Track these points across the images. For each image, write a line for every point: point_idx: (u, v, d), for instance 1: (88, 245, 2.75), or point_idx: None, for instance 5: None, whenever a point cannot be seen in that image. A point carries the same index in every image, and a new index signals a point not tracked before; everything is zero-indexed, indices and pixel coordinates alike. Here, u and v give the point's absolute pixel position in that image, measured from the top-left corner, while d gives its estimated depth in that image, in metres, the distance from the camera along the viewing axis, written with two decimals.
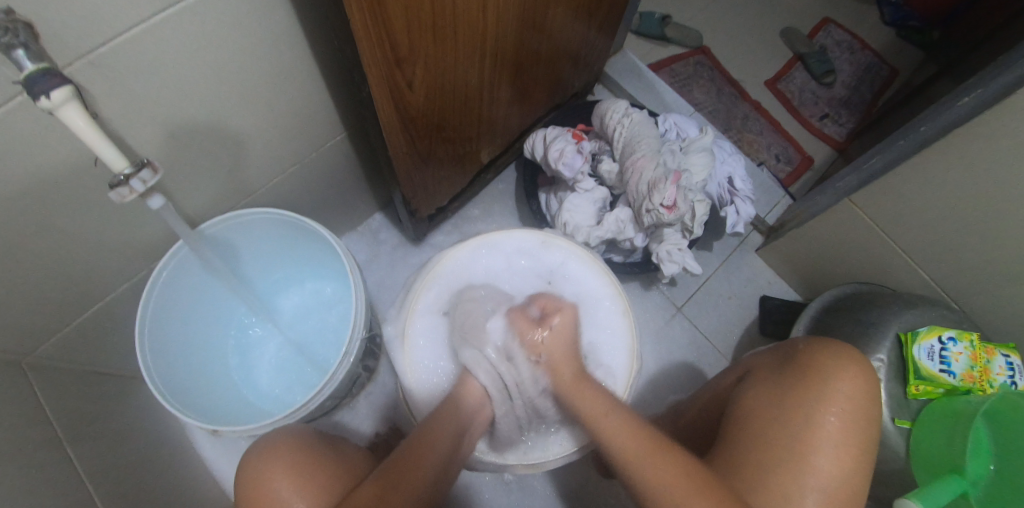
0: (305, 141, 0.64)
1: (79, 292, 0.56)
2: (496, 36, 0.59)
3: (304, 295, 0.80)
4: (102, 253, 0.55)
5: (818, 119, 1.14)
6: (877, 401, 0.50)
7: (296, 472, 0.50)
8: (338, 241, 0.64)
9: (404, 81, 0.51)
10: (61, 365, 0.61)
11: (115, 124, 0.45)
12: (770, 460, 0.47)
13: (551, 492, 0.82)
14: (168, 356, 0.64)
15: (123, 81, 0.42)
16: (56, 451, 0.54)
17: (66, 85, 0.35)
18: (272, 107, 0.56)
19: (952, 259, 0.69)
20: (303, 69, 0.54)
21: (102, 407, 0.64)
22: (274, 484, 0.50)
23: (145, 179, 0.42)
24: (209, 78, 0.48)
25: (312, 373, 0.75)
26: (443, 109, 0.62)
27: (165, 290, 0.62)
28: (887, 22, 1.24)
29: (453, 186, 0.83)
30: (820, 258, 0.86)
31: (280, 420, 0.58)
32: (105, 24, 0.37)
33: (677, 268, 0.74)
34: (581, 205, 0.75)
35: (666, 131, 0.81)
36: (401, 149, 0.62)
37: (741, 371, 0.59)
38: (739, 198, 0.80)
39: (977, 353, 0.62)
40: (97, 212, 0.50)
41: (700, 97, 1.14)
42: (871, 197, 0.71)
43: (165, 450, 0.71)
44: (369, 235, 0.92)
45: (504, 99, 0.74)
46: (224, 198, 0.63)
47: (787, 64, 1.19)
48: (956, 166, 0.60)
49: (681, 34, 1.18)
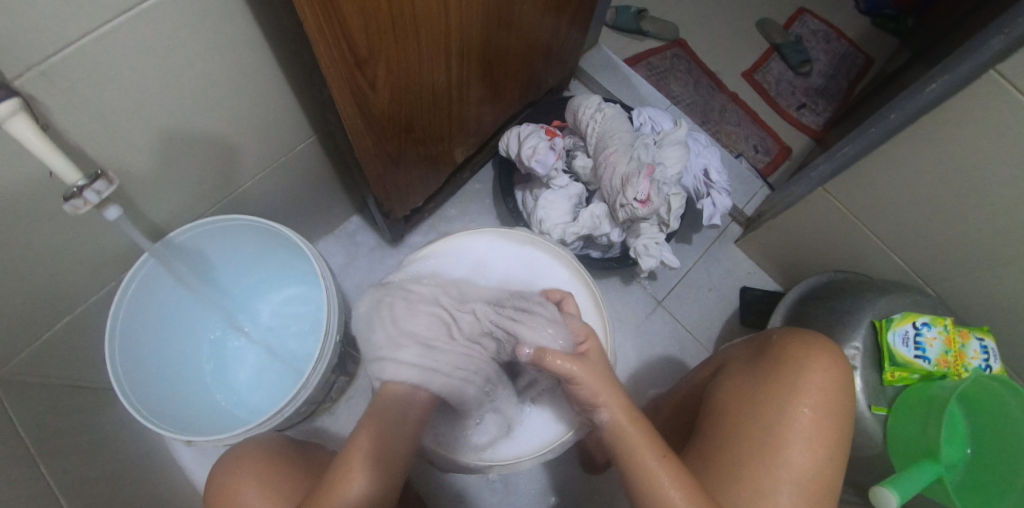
0: (273, 145, 0.64)
1: (44, 307, 0.56)
2: (462, 35, 0.58)
3: (280, 301, 0.79)
4: (68, 265, 0.54)
5: (795, 109, 1.15)
6: (849, 389, 0.50)
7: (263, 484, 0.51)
8: (309, 246, 0.63)
9: (366, 83, 0.51)
10: (31, 381, 0.60)
11: (72, 136, 0.45)
12: (746, 450, 0.48)
13: (537, 490, 0.82)
14: (142, 369, 0.63)
15: (77, 91, 0.41)
16: (28, 468, 0.53)
17: (11, 99, 0.35)
18: (235, 111, 0.55)
19: (926, 246, 0.69)
20: (265, 73, 0.54)
21: (75, 421, 0.63)
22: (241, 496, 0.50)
23: (99, 190, 0.42)
24: (168, 86, 0.47)
25: (289, 379, 0.74)
26: (411, 108, 0.62)
27: (134, 302, 0.61)
28: (862, 11, 1.24)
29: (428, 186, 0.82)
30: (797, 248, 0.86)
31: (254, 430, 0.58)
32: (54, 34, 0.37)
33: (653, 262, 0.74)
34: (556, 202, 0.76)
35: (640, 125, 0.81)
36: (370, 151, 0.62)
37: (716, 364, 0.59)
38: (715, 190, 0.80)
39: (952, 338, 0.61)
40: (58, 225, 0.49)
41: (677, 89, 1.14)
42: (844, 184, 0.72)
43: (142, 463, 0.70)
44: (347, 238, 0.92)
45: (475, 98, 0.73)
46: (192, 206, 0.63)
47: (764, 55, 1.20)
48: (924, 152, 0.61)
49: (657, 27, 1.18)
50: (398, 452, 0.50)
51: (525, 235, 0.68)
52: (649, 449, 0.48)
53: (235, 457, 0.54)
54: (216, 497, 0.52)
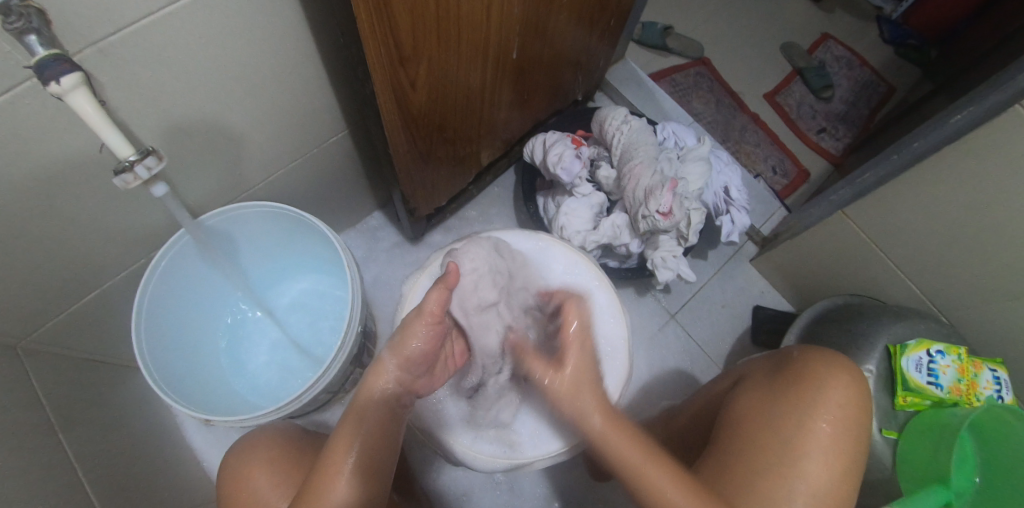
0: (308, 135, 0.65)
1: (75, 280, 0.57)
2: (499, 41, 0.60)
3: (300, 289, 0.80)
4: (103, 240, 0.55)
5: (815, 133, 1.16)
6: (868, 410, 0.51)
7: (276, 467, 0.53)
8: (336, 237, 0.65)
9: (407, 81, 0.53)
10: (56, 351, 0.62)
11: (121, 113, 0.46)
12: (763, 462, 0.48)
13: (542, 493, 0.82)
14: (162, 347, 0.64)
15: (131, 70, 0.43)
16: (48, 436, 0.54)
17: (76, 72, 0.35)
18: (277, 99, 0.57)
19: (944, 275, 0.70)
20: (307, 64, 0.55)
21: (94, 395, 0.64)
22: (254, 477, 0.52)
23: (150, 166, 0.43)
24: (215, 69, 0.48)
25: (304, 367, 0.75)
26: (445, 109, 0.63)
27: (162, 279, 0.63)
28: (887, 40, 1.25)
29: (452, 186, 0.84)
30: (813, 270, 0.87)
31: (272, 412, 0.59)
32: (117, 14, 0.38)
33: (670, 274, 0.74)
34: (578, 210, 0.76)
35: (664, 139, 0.82)
36: (403, 147, 0.63)
37: (735, 377, 0.60)
38: (734, 207, 0.81)
39: (965, 367, 0.62)
40: (100, 198, 0.50)
41: (699, 108, 1.15)
42: (864, 209, 0.72)
43: (154, 440, 0.71)
44: (369, 232, 0.93)
45: (505, 103, 0.75)
46: (223, 190, 0.64)
47: (786, 79, 1.21)
48: (947, 181, 0.61)
49: (683, 45, 1.20)
50: (391, 433, 0.52)
51: (539, 237, 0.68)
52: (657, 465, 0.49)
53: (252, 444, 0.56)
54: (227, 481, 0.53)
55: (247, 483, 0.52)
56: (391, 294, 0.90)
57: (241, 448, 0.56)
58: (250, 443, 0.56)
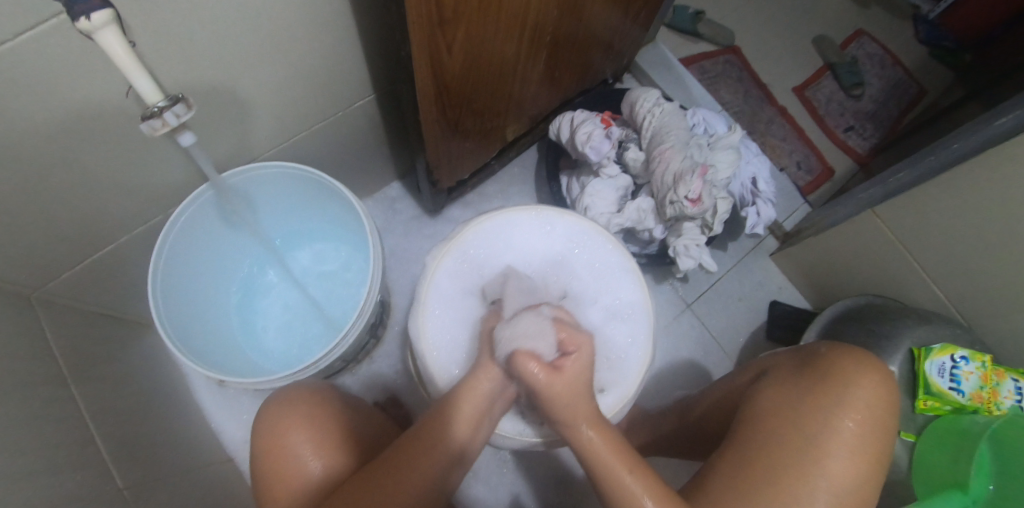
0: (333, 98, 0.63)
1: (90, 232, 0.56)
2: (539, 10, 0.58)
3: (315, 255, 0.79)
4: (121, 192, 0.54)
5: (843, 131, 1.13)
6: (893, 411, 0.50)
7: (317, 430, 0.51)
8: (359, 202, 0.63)
9: (444, 45, 0.50)
10: (69, 303, 0.61)
11: (148, 60, 0.44)
12: (784, 455, 0.47)
13: (546, 476, 0.82)
14: (178, 306, 0.63)
15: (163, 14, 0.40)
16: (59, 388, 0.53)
17: (106, 8, 0.33)
18: (304, 57, 0.54)
19: (972, 281, 0.68)
20: (339, 21, 0.53)
21: (105, 349, 0.64)
22: (290, 437, 0.50)
23: (179, 114, 0.42)
24: (246, 19, 0.46)
25: (317, 334, 0.75)
26: (477, 78, 0.61)
27: (179, 237, 0.61)
28: (921, 40, 1.22)
29: (475, 160, 0.82)
30: (834, 269, 0.86)
31: (286, 378, 0.58)
32: None
33: (692, 263, 0.73)
34: (603, 191, 0.75)
35: (694, 125, 0.80)
36: (432, 115, 0.61)
37: (757, 370, 0.58)
38: (761, 200, 0.80)
39: (988, 375, 0.61)
40: (121, 148, 0.49)
41: (727, 97, 1.13)
42: (895, 207, 0.71)
43: (163, 398, 0.71)
44: (386, 203, 0.92)
45: (536, 78, 0.73)
46: (244, 149, 0.62)
47: (817, 73, 1.18)
48: (987, 186, 0.59)
49: (713, 31, 1.17)
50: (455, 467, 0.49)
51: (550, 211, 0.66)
52: (620, 462, 0.46)
53: (292, 402, 0.53)
54: (265, 433, 0.51)
55: (283, 439, 0.50)
56: (406, 267, 0.89)
57: (279, 404, 0.53)
58: (290, 401, 0.53)
